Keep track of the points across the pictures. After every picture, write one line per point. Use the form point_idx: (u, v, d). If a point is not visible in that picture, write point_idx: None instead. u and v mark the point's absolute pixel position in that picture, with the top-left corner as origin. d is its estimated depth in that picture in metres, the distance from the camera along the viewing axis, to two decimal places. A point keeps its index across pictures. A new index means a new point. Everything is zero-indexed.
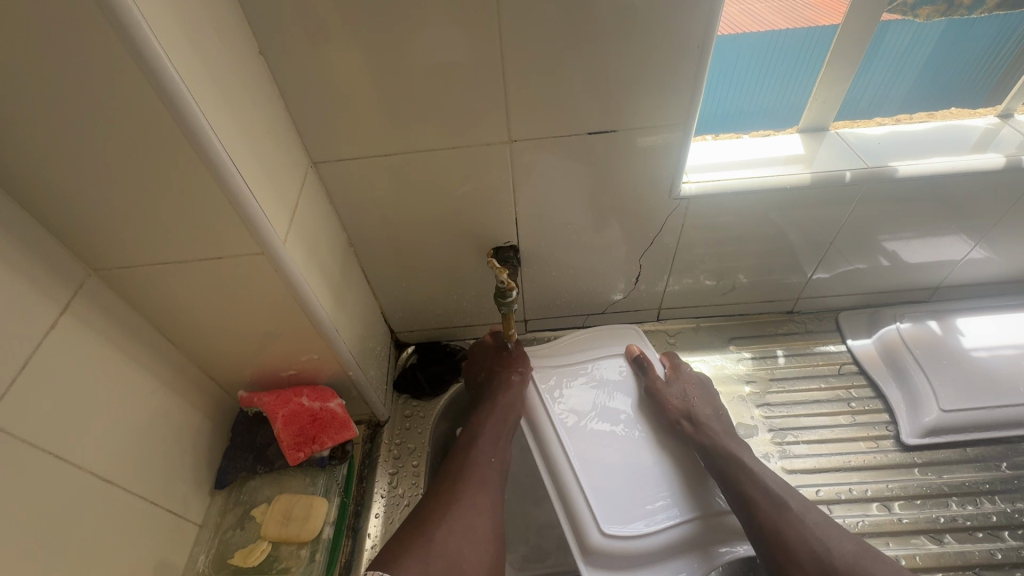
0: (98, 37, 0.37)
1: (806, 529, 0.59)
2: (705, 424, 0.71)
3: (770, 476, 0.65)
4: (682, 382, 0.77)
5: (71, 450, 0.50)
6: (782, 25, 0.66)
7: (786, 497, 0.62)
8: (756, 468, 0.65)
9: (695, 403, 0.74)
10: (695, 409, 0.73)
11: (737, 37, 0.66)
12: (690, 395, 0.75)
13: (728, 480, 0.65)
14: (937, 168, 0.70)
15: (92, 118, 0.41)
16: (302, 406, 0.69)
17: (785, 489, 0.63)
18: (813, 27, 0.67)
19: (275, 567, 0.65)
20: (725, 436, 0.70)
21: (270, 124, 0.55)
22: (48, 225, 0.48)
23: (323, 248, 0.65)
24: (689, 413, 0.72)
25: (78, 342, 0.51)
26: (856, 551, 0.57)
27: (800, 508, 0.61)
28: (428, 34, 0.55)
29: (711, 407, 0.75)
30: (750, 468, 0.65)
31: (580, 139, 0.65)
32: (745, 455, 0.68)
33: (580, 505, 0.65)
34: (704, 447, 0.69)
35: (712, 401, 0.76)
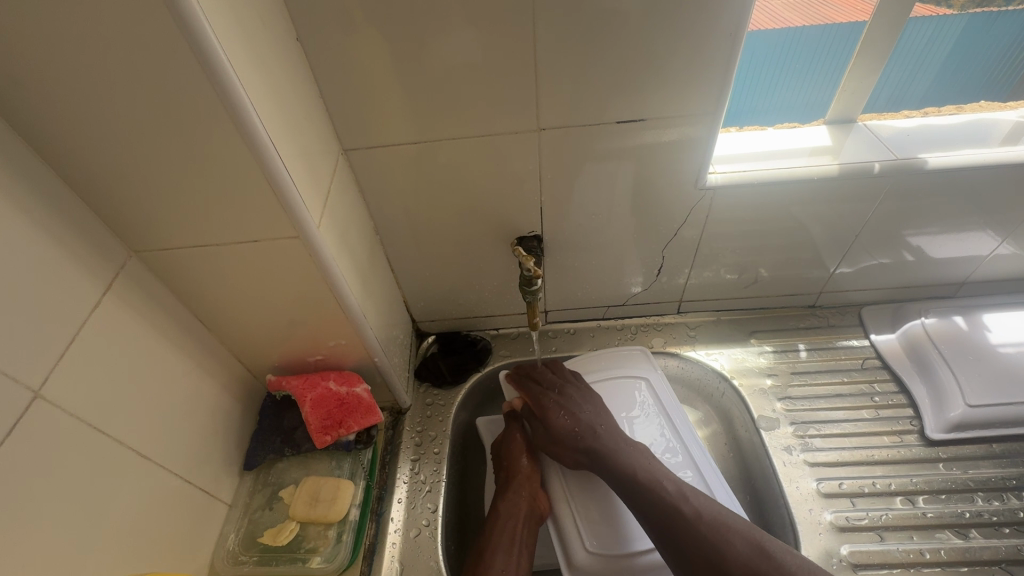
0: (151, 21, 0.38)
1: (700, 536, 0.60)
2: (592, 427, 0.72)
3: (667, 480, 0.65)
4: (564, 396, 0.77)
5: (113, 426, 0.51)
6: (799, 23, 0.66)
7: (679, 503, 0.62)
8: (654, 474, 0.65)
9: (579, 412, 0.74)
10: (583, 417, 0.73)
11: (756, 35, 0.67)
12: (574, 404, 0.75)
13: (629, 495, 0.65)
14: (968, 160, 0.69)
15: (140, 99, 0.42)
16: (330, 390, 0.70)
17: (677, 496, 0.63)
18: (828, 24, 0.67)
19: (303, 547, 0.66)
20: (615, 440, 0.70)
21: (304, 109, 0.56)
22: (92, 206, 0.49)
23: (352, 234, 0.66)
24: (580, 423, 0.72)
25: (121, 322, 0.52)
26: (750, 552, 0.58)
27: (694, 510, 0.62)
28: (461, 22, 0.55)
29: (600, 410, 0.75)
30: (644, 482, 0.65)
31: (608, 129, 0.65)
32: (642, 461, 0.67)
33: (566, 522, 0.68)
34: (596, 455, 0.69)
35: (601, 408, 0.75)
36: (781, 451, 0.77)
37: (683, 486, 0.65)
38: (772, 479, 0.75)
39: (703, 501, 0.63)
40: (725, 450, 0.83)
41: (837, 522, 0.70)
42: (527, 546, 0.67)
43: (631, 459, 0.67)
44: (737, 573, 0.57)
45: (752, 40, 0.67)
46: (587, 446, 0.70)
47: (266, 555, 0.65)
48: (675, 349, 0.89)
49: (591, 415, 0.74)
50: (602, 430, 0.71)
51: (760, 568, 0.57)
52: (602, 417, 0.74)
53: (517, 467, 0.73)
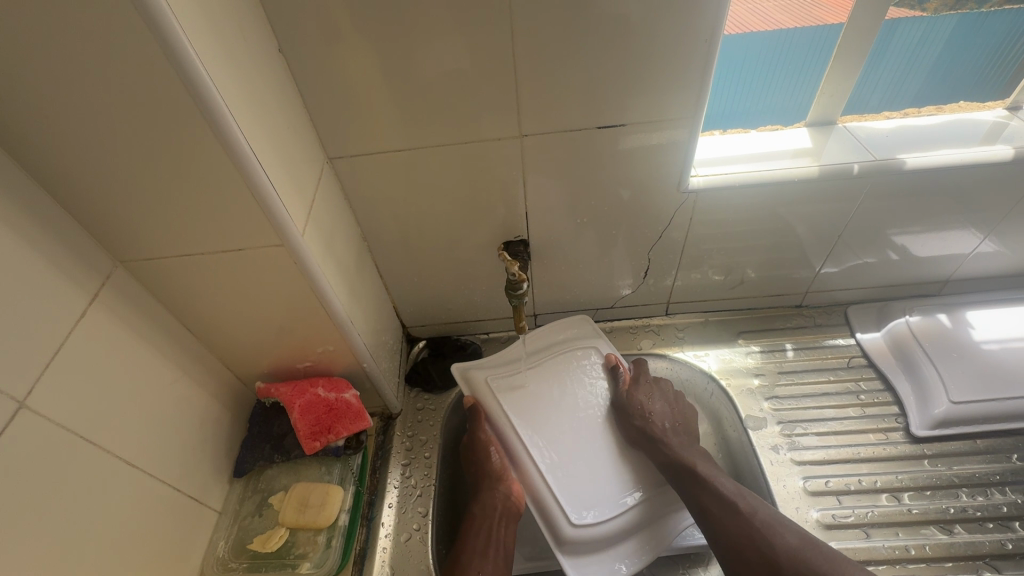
0: (132, 37, 0.39)
1: (754, 528, 0.63)
2: (662, 423, 0.75)
3: (726, 480, 0.68)
4: (652, 385, 0.79)
5: (101, 435, 0.51)
6: (789, 24, 0.68)
7: (735, 498, 0.66)
8: (711, 472, 0.69)
9: (659, 402, 0.77)
10: (658, 410, 0.76)
11: (744, 36, 0.68)
12: (655, 393, 0.78)
13: (685, 485, 0.69)
14: (946, 160, 0.70)
15: (122, 112, 0.43)
16: (318, 396, 0.71)
17: (735, 490, 0.66)
18: (821, 25, 0.68)
19: (293, 553, 0.67)
20: (677, 439, 0.74)
21: (287, 118, 0.57)
22: (77, 217, 0.50)
23: (338, 241, 0.67)
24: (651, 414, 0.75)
25: (106, 331, 0.53)
26: (800, 544, 0.61)
27: (749, 508, 0.65)
28: (441, 32, 0.56)
29: (675, 411, 0.78)
30: (701, 475, 0.69)
31: (589, 134, 0.66)
32: (700, 460, 0.71)
33: (551, 500, 0.69)
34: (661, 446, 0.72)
35: (677, 405, 0.79)
36: (769, 450, 0.77)
37: (741, 486, 0.68)
38: (760, 478, 0.76)
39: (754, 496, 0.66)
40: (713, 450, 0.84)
41: (823, 520, 0.71)
42: (505, 547, 0.68)
43: (693, 458, 0.71)
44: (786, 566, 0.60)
45: (743, 41, 0.68)
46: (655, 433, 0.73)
47: (255, 562, 0.65)
48: (663, 350, 0.90)
49: (667, 411, 0.77)
50: (672, 429, 0.75)
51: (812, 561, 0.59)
52: (672, 417, 0.77)
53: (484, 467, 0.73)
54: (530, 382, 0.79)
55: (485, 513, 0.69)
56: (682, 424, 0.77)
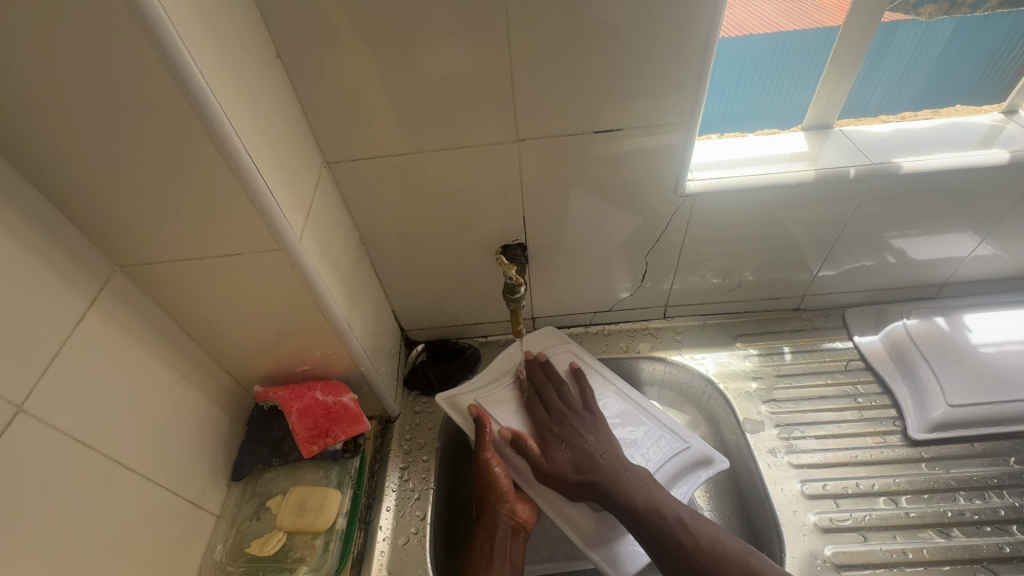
0: (130, 44, 0.39)
1: (699, 563, 0.60)
2: (591, 458, 0.69)
3: (666, 507, 0.64)
4: (564, 420, 0.74)
5: (99, 439, 0.52)
6: (789, 27, 0.68)
7: (678, 532, 0.62)
8: (653, 502, 0.64)
9: (577, 440, 0.71)
10: (584, 445, 0.71)
11: (744, 38, 0.68)
12: (571, 428, 0.73)
13: (630, 524, 0.64)
14: (941, 164, 0.70)
15: (121, 118, 0.43)
16: (316, 400, 0.71)
17: (681, 521, 0.63)
18: (821, 28, 0.68)
19: (291, 557, 0.67)
20: (614, 469, 0.68)
21: (285, 123, 0.57)
22: (75, 222, 0.50)
23: (336, 245, 0.67)
24: (575, 452, 0.70)
25: (105, 335, 0.53)
26: (743, 575, 0.58)
27: (693, 539, 0.61)
28: (438, 38, 0.56)
29: (602, 437, 0.72)
30: (642, 510, 0.63)
31: (586, 138, 0.66)
32: (640, 489, 0.66)
33: (562, 497, 0.70)
34: (594, 485, 0.67)
35: (602, 429, 0.73)
36: (766, 453, 0.77)
37: (681, 511, 0.64)
38: (757, 481, 0.76)
39: (698, 520, 0.63)
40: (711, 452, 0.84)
41: (821, 523, 0.71)
42: (513, 561, 0.68)
43: (631, 490, 0.65)
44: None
45: (744, 43, 0.69)
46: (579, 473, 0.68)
47: (253, 566, 0.65)
48: (661, 353, 0.90)
49: (591, 444, 0.71)
50: (602, 460, 0.69)
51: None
52: (601, 448, 0.71)
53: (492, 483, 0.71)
54: (508, 405, 0.78)
55: (490, 529, 0.69)
56: (615, 451, 0.71)
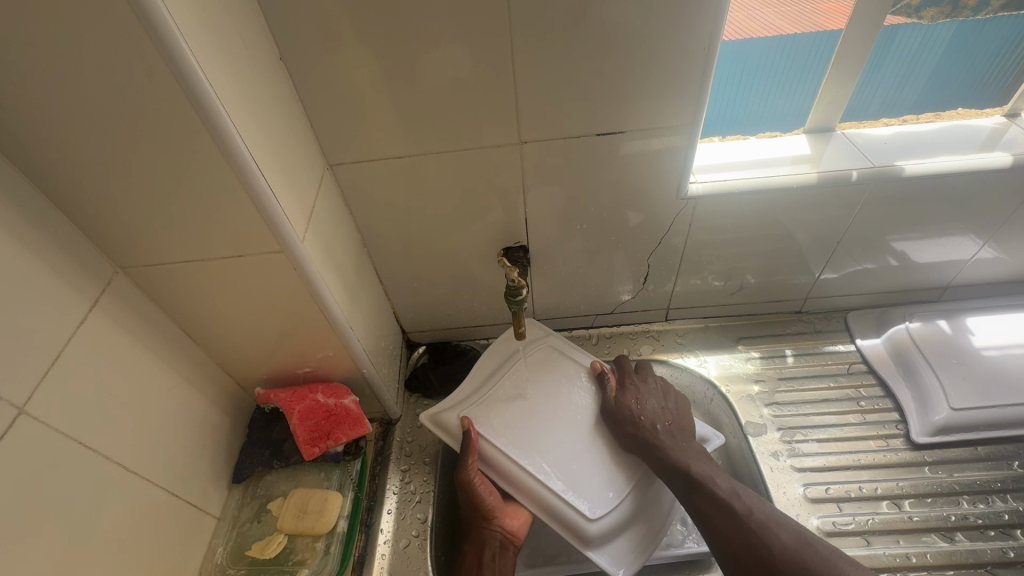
0: (134, 45, 0.39)
1: (747, 530, 0.60)
2: (655, 423, 0.71)
3: (720, 478, 0.65)
4: (641, 386, 0.76)
5: (101, 440, 0.52)
6: (789, 31, 0.68)
7: (730, 499, 0.62)
8: (706, 472, 0.66)
9: (649, 402, 0.74)
10: (648, 411, 0.72)
11: (747, 41, 0.68)
12: (642, 392, 0.75)
13: (684, 490, 0.65)
14: (943, 168, 0.70)
15: (124, 120, 0.43)
16: (317, 402, 0.71)
17: (733, 491, 0.63)
18: (821, 32, 0.68)
19: (291, 560, 0.66)
20: (674, 439, 0.70)
21: (288, 125, 0.57)
22: (78, 223, 0.50)
23: (338, 247, 0.67)
24: (645, 415, 0.72)
25: (107, 337, 0.53)
26: (795, 545, 0.57)
27: (744, 508, 0.62)
28: (440, 40, 0.56)
29: (667, 409, 0.74)
30: (697, 476, 0.65)
31: (588, 141, 0.66)
32: (696, 459, 0.67)
33: (556, 502, 0.66)
34: (656, 447, 0.68)
35: (672, 402, 0.75)
36: (768, 457, 0.77)
37: (735, 485, 0.64)
38: (760, 484, 0.75)
39: (752, 496, 0.63)
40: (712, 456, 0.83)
41: (824, 527, 0.70)
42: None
43: (687, 457, 0.67)
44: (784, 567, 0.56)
45: (745, 48, 0.69)
46: (645, 433, 0.70)
47: (254, 569, 0.65)
48: (663, 356, 0.90)
49: (658, 411, 0.73)
50: (666, 428, 0.71)
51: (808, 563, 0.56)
52: (665, 417, 0.73)
53: (478, 500, 0.68)
54: (510, 402, 0.75)
55: (479, 544, 0.67)
56: (681, 424, 0.73)
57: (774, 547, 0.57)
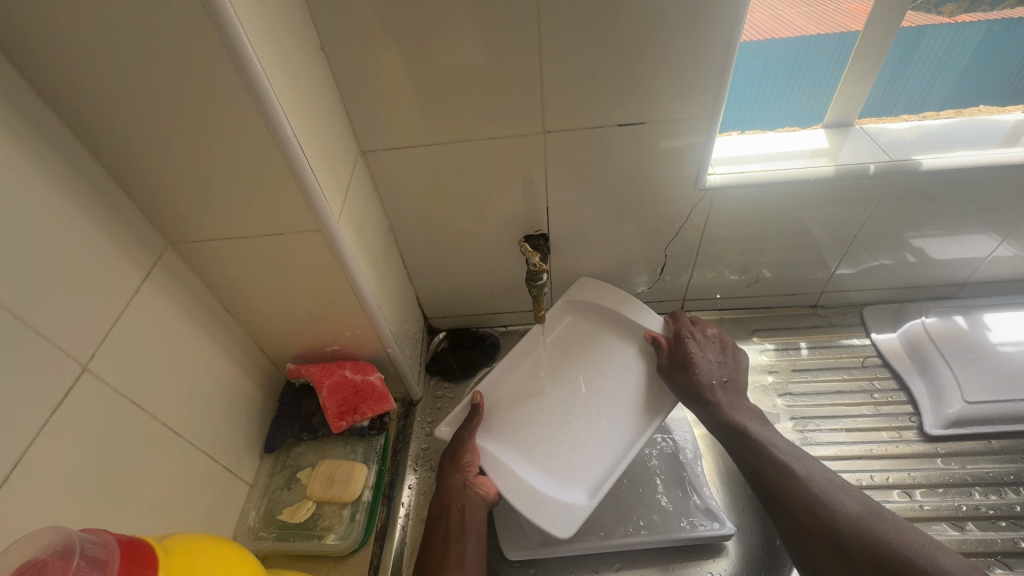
0: (195, 32, 0.43)
1: (809, 492, 0.60)
2: (711, 379, 0.75)
3: (780, 441, 0.67)
4: (700, 342, 0.79)
5: (151, 402, 0.55)
6: (812, 30, 0.70)
7: (789, 462, 0.64)
8: (765, 433, 0.69)
9: (708, 359, 0.77)
10: (708, 366, 0.76)
11: (766, 42, 0.70)
12: (701, 346, 0.78)
13: (742, 447, 0.68)
14: (961, 161, 0.70)
15: (182, 102, 0.47)
16: (346, 377, 0.74)
17: (794, 457, 0.65)
18: (843, 32, 0.70)
19: (319, 525, 0.70)
20: (730, 395, 0.74)
21: (327, 112, 0.60)
22: (135, 200, 0.54)
23: (368, 230, 0.70)
24: (703, 369, 0.76)
25: (157, 307, 0.57)
26: (863, 513, 0.57)
27: (806, 472, 0.63)
28: (470, 34, 0.59)
29: (721, 366, 0.78)
30: (757, 437, 0.67)
31: (611, 132, 0.68)
32: (750, 417, 0.72)
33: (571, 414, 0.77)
34: (708, 402, 0.73)
35: (733, 361, 0.79)
36: None
37: (795, 449, 0.66)
38: None
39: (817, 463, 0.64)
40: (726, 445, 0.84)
41: None
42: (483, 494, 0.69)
43: (744, 414, 0.72)
44: (848, 535, 0.56)
45: (764, 47, 0.70)
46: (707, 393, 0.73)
47: (285, 532, 0.68)
48: None
49: (714, 366, 0.77)
50: (722, 384, 0.75)
51: (843, 529, 0.56)
52: (724, 372, 0.77)
53: (462, 454, 0.72)
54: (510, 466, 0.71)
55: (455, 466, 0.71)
56: (735, 379, 0.77)
57: (839, 513, 0.57)
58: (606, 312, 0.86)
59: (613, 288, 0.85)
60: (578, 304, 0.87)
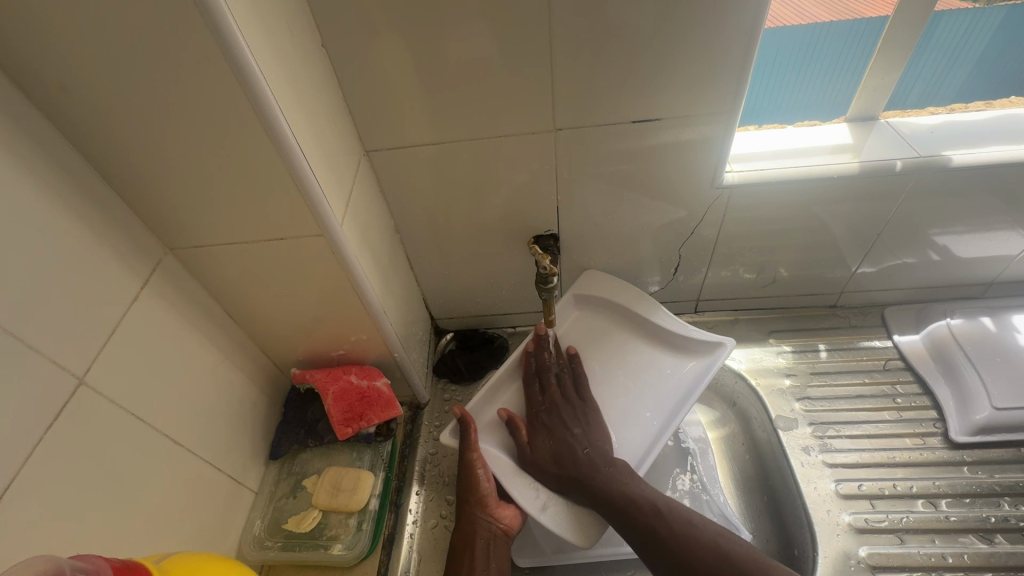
0: (187, 31, 0.40)
1: (682, 549, 0.60)
2: (574, 453, 0.68)
3: (644, 496, 0.64)
4: (550, 417, 0.73)
5: (152, 414, 0.54)
6: (826, 18, 0.67)
7: (656, 520, 0.62)
8: (633, 490, 0.64)
9: (562, 434, 0.71)
10: (560, 443, 0.70)
11: (779, 31, 0.67)
12: (546, 428, 0.72)
13: (621, 520, 0.63)
14: (994, 158, 0.67)
15: (176, 105, 0.45)
16: (351, 383, 0.73)
17: (652, 495, 0.65)
18: (859, 19, 0.67)
19: (325, 534, 0.69)
20: (596, 464, 0.67)
21: (329, 111, 0.58)
22: (132, 205, 0.52)
23: (373, 232, 0.68)
24: (559, 445, 0.70)
25: (157, 315, 0.55)
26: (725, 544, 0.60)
27: (670, 527, 0.62)
28: (476, 29, 0.56)
29: (592, 429, 0.71)
30: (628, 503, 0.63)
31: (624, 129, 0.65)
32: (625, 480, 0.66)
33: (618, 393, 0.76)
34: (576, 481, 0.67)
35: (592, 422, 0.72)
36: (800, 451, 0.76)
37: (658, 501, 0.64)
38: (789, 479, 0.75)
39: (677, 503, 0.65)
40: (741, 451, 0.82)
41: (856, 524, 0.70)
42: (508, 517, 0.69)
43: (613, 482, 0.65)
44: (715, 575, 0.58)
45: (777, 36, 0.67)
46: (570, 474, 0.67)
47: (290, 542, 0.67)
48: None
49: (566, 439, 0.70)
50: (586, 455, 0.68)
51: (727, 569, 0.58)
52: (585, 442, 0.70)
53: (474, 487, 0.69)
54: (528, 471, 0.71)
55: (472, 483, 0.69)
56: (601, 442, 0.70)
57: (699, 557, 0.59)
58: (616, 307, 0.82)
59: (624, 283, 0.82)
60: (585, 299, 0.84)
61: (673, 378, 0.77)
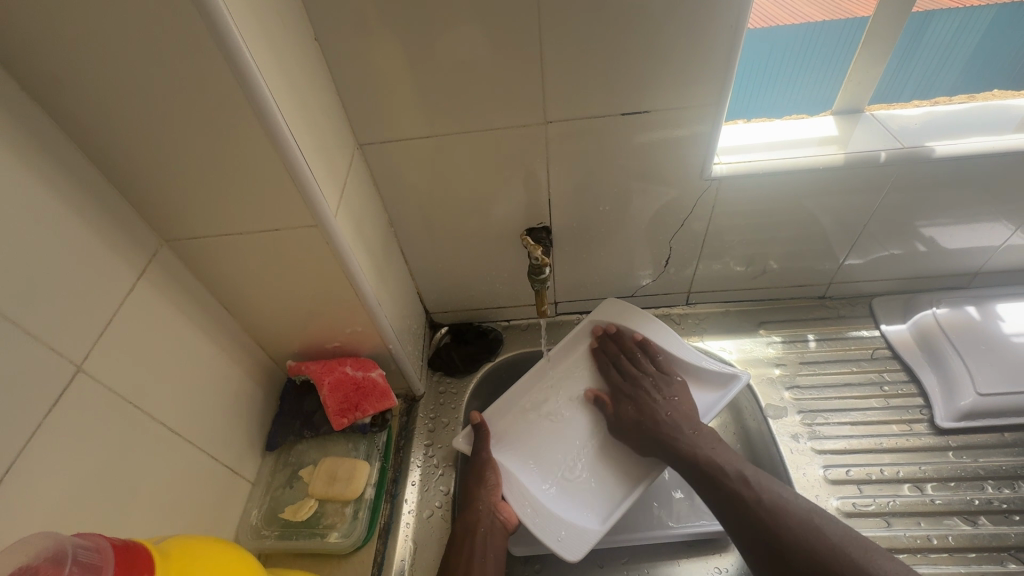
0: (181, 23, 0.41)
1: (761, 518, 0.61)
2: (655, 415, 0.73)
3: (728, 464, 0.67)
4: (641, 389, 0.77)
5: (149, 403, 0.55)
6: (819, 17, 0.69)
7: (742, 488, 0.64)
8: (714, 456, 0.68)
9: (655, 400, 0.75)
10: (651, 412, 0.74)
11: (775, 30, 0.69)
12: (637, 399, 0.76)
13: (706, 485, 0.66)
14: (977, 148, 0.68)
15: (171, 97, 0.46)
16: (346, 374, 0.73)
17: (745, 467, 0.66)
18: (852, 19, 0.69)
19: (321, 523, 0.69)
20: (676, 427, 0.72)
21: (322, 105, 0.59)
22: (127, 196, 0.53)
23: (367, 225, 0.69)
24: (643, 411, 0.74)
25: (153, 305, 0.56)
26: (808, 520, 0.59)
27: (755, 494, 0.63)
28: (467, 23, 0.57)
29: (673, 397, 0.75)
30: (710, 467, 0.67)
31: (614, 121, 0.66)
32: (704, 445, 0.69)
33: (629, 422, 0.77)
34: (663, 445, 0.71)
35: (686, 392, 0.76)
36: (790, 438, 0.77)
37: (744, 470, 0.66)
38: (779, 466, 0.76)
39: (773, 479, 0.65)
40: (732, 440, 0.84)
41: (844, 508, 0.71)
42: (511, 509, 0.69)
43: (694, 446, 0.69)
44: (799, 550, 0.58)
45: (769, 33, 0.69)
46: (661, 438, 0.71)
47: (286, 531, 0.68)
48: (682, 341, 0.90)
49: (652, 406, 0.75)
50: (672, 422, 0.72)
51: (817, 544, 0.57)
52: (673, 407, 0.74)
53: (483, 478, 0.71)
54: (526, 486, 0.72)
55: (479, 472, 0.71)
56: (687, 410, 0.74)
57: (787, 527, 0.59)
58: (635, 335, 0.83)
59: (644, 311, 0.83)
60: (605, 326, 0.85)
61: (684, 410, 0.77)
